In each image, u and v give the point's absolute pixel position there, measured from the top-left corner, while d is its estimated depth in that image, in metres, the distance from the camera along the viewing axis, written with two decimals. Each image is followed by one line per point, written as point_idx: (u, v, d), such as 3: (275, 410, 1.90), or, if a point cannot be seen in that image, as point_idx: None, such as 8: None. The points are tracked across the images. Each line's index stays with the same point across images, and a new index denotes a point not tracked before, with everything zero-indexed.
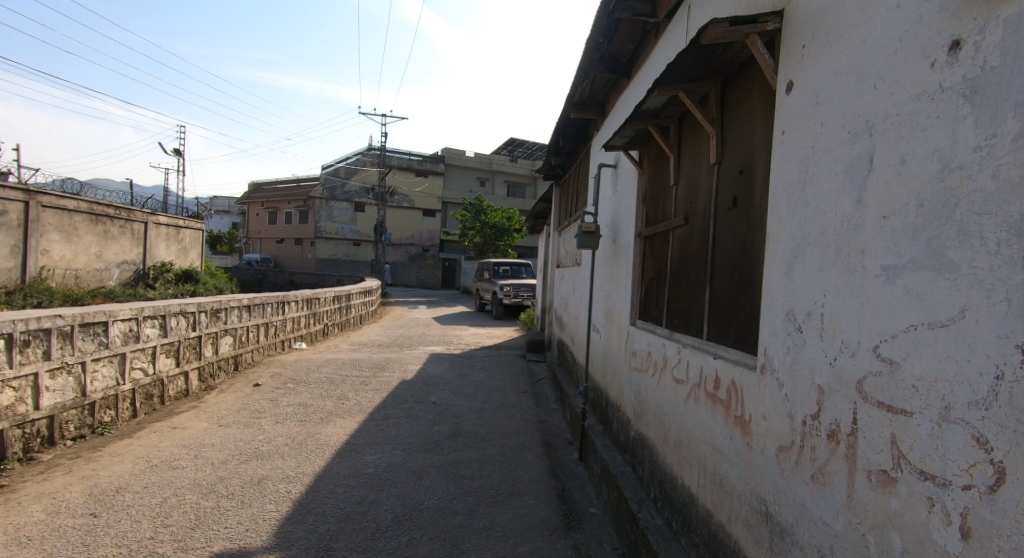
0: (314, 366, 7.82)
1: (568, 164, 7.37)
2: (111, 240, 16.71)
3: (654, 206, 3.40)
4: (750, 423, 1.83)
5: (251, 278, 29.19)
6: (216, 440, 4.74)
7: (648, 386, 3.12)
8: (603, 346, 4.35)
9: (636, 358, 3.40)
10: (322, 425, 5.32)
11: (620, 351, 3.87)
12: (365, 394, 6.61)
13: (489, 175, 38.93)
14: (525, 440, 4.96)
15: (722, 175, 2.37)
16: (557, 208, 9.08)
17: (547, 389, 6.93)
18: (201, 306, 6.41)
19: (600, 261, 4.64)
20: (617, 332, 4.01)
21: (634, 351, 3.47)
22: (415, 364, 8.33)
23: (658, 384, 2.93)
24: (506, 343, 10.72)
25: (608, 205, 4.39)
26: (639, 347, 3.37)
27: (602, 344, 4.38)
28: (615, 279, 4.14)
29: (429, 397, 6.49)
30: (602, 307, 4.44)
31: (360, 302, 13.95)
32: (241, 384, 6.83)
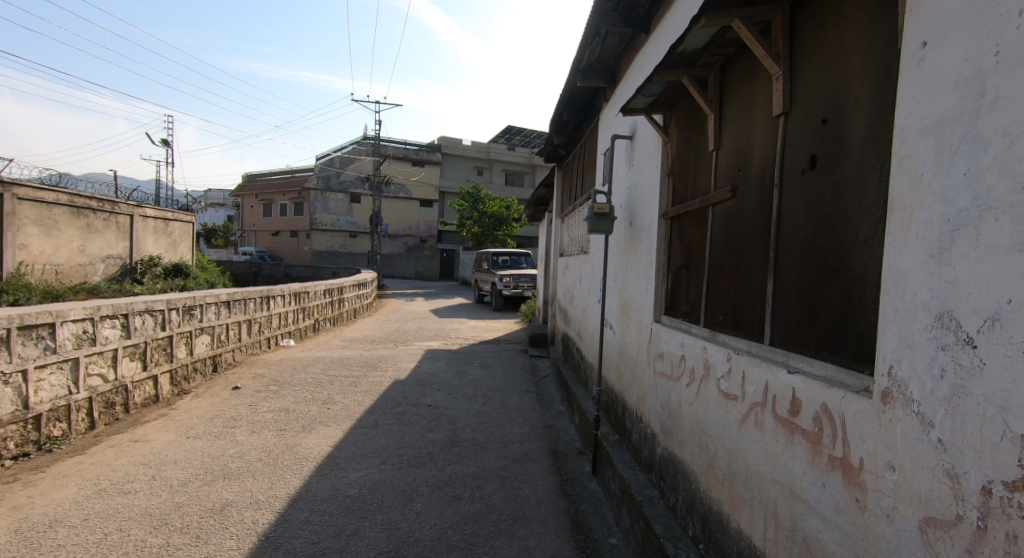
0: (300, 366, 7.27)
1: (572, 143, 6.78)
2: (95, 233, 16.13)
3: (683, 181, 2.84)
4: (867, 475, 1.32)
5: (246, 271, 28.62)
6: (180, 455, 4.20)
7: (680, 398, 2.58)
8: (619, 344, 3.81)
9: (663, 363, 2.86)
10: (302, 435, 4.77)
11: (640, 351, 3.33)
12: (354, 397, 6.06)
13: (486, 164, 38.17)
14: (530, 449, 4.43)
15: (790, 130, 1.80)
16: (560, 193, 8.49)
17: (553, 389, 6.38)
18: (171, 303, 5.85)
19: (614, 248, 4.09)
20: (636, 328, 3.45)
21: (659, 353, 2.93)
22: (410, 362, 7.77)
23: (694, 397, 2.39)
24: (507, 337, 10.17)
25: (622, 183, 3.82)
26: (667, 349, 2.82)
27: (617, 342, 3.84)
28: (632, 267, 3.58)
29: (423, 400, 5.94)
30: (616, 300, 3.88)
31: (353, 295, 13.37)
32: (219, 387, 6.29)
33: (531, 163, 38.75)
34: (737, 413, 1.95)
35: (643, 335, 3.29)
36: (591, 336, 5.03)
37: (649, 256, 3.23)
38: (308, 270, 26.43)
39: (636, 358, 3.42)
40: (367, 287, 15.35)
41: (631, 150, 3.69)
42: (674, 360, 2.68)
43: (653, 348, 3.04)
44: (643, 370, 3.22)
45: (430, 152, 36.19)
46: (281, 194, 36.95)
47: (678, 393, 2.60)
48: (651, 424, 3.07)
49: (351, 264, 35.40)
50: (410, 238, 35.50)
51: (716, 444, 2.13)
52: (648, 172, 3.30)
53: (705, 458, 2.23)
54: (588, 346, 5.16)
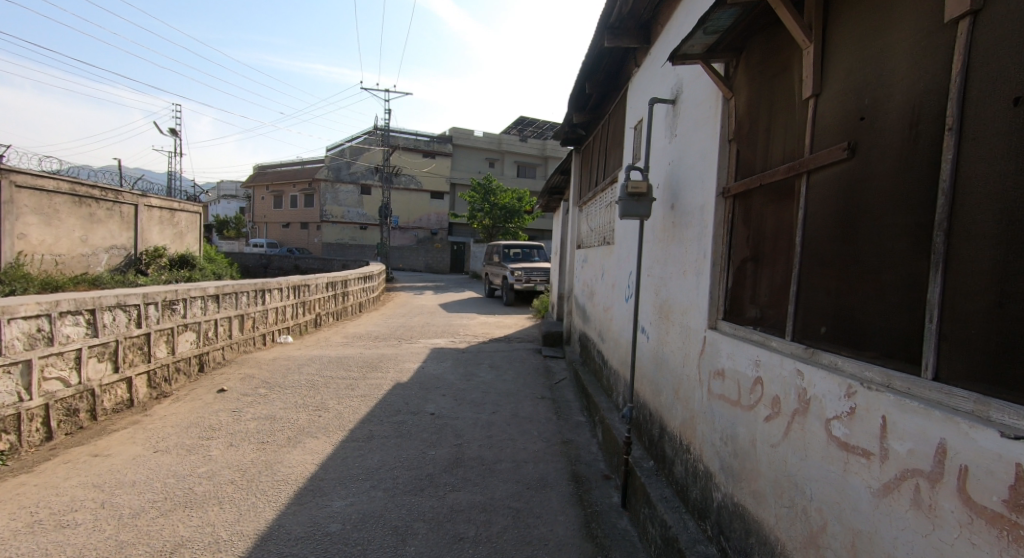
0: (294, 366, 6.70)
1: (593, 121, 6.14)
2: (97, 223, 15.73)
3: (752, 146, 2.18)
4: None
5: (256, 263, 28.29)
6: (140, 475, 3.62)
7: (750, 433, 1.94)
8: (656, 352, 3.17)
9: (721, 382, 2.23)
10: (285, 449, 4.18)
11: (685, 362, 2.70)
12: (350, 402, 5.46)
13: (499, 155, 37.46)
14: (546, 472, 3.80)
15: (979, 40, 1.15)
16: (578, 177, 7.85)
17: (570, 396, 5.74)
18: (149, 297, 5.30)
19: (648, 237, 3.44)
20: (679, 334, 2.82)
21: (715, 369, 2.29)
22: (413, 362, 7.17)
23: (774, 434, 1.76)
24: (519, 335, 9.54)
25: (661, 157, 3.16)
26: (727, 365, 2.18)
27: (654, 350, 3.20)
28: (673, 260, 2.94)
29: (425, 407, 5.33)
30: (653, 299, 3.24)
31: (358, 288, 12.80)
32: (202, 390, 5.72)
33: (544, 154, 37.95)
34: (867, 476, 1.32)
35: (689, 344, 2.66)
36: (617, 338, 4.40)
37: (698, 245, 2.59)
38: (317, 262, 25.95)
39: (679, 371, 2.79)
40: (374, 280, 14.79)
41: (673, 116, 3.03)
42: (740, 381, 2.05)
43: (707, 362, 2.40)
44: (691, 386, 2.58)
45: (441, 142, 35.56)
46: (291, 185, 36.53)
47: (747, 425, 1.96)
48: (701, 458, 2.43)
49: (361, 256, 34.95)
50: (421, 230, 34.95)
51: (818, 510, 1.50)
52: (698, 140, 2.65)
53: (797, 526, 1.60)
54: (614, 350, 4.53)
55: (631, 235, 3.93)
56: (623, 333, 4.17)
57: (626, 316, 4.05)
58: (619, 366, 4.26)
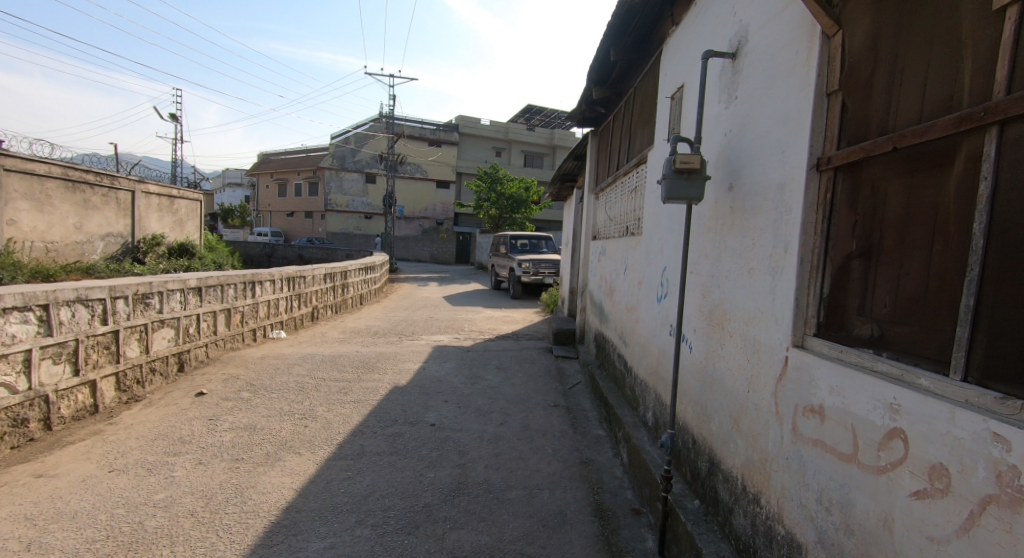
0: (283, 366, 6.15)
1: (614, 97, 5.53)
2: (92, 210, 15.22)
3: (869, 97, 1.60)
4: None
5: (259, 252, 27.80)
6: (85, 503, 3.06)
7: (873, 503, 1.40)
8: (703, 365, 2.62)
9: (809, 422, 1.68)
10: (262, 469, 3.61)
11: (747, 384, 2.14)
12: (341, 410, 4.91)
13: (506, 144, 36.75)
14: (565, 503, 3.24)
15: None
16: (593, 162, 7.25)
17: (587, 405, 5.16)
18: (119, 290, 4.75)
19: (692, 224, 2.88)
20: (737, 347, 2.25)
21: (800, 402, 1.73)
22: (413, 362, 6.61)
23: (932, 521, 1.23)
24: (527, 332, 8.96)
25: (714, 128, 2.57)
26: (821, 400, 1.62)
27: (700, 364, 2.65)
28: (730, 253, 2.38)
29: (424, 417, 4.75)
30: (700, 300, 2.68)
31: (358, 280, 12.22)
32: (179, 393, 5.16)
33: (552, 144, 37.21)
34: None
35: (753, 363, 2.10)
36: (646, 341, 3.84)
37: (770, 236, 2.01)
38: (320, 251, 25.40)
39: (737, 393, 2.24)
40: (376, 271, 14.21)
41: (731, 75, 2.43)
42: (850, 427, 1.48)
43: (785, 390, 1.84)
44: (757, 416, 2.03)
45: (447, 131, 34.92)
46: (295, 173, 35.96)
47: (868, 490, 1.42)
48: (774, 514, 1.88)
49: (365, 246, 34.44)
50: (426, 220, 34.36)
51: None
52: (773, 98, 2.03)
53: None
54: (641, 356, 3.99)
55: (669, 224, 3.35)
56: (655, 337, 3.61)
57: (660, 318, 3.48)
58: (649, 375, 3.71)
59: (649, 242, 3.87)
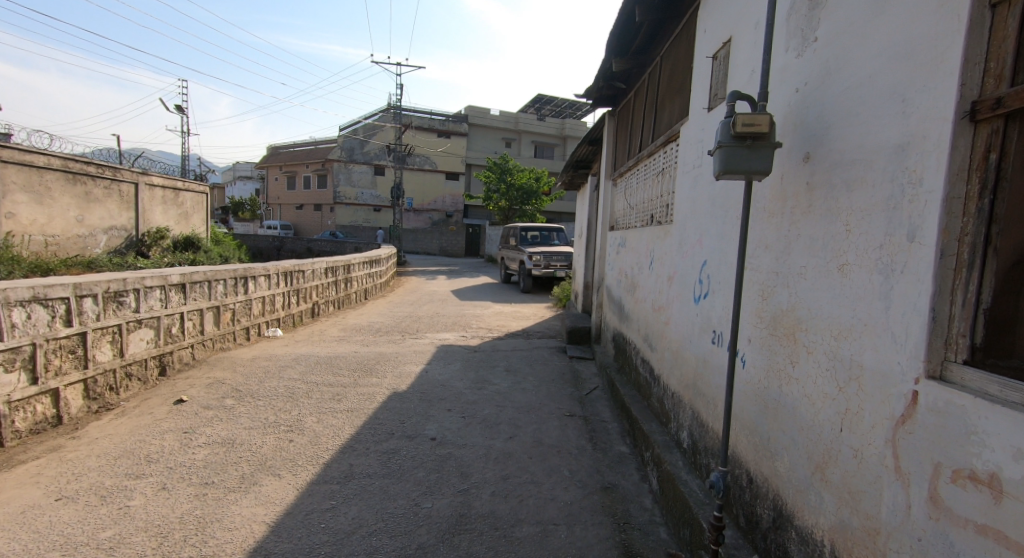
0: (275, 369, 5.67)
1: (636, 69, 4.97)
2: (94, 202, 14.85)
3: None
4: None
5: (268, 245, 27.52)
6: (16, 545, 2.59)
7: None
8: (759, 384, 2.11)
9: (961, 494, 1.19)
10: (233, 496, 3.12)
11: (831, 419, 1.63)
12: (333, 421, 4.41)
13: (515, 134, 36.14)
14: (587, 544, 2.72)
15: None
16: (611, 145, 6.68)
17: (606, 416, 4.64)
18: (85, 288, 4.27)
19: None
20: (815, 369, 1.74)
21: (940, 462, 1.24)
22: (415, 364, 6.11)
23: None
24: (538, 329, 8.44)
25: (781, 82, 2.01)
26: (988, 466, 1.13)
27: (755, 384, 2.14)
28: (804, 245, 1.85)
29: (424, 430, 4.25)
30: (755, 303, 2.16)
31: (362, 274, 11.73)
32: (157, 400, 4.68)
33: (562, 134, 36.56)
34: None
35: (842, 393, 1.59)
36: (679, 346, 3.33)
37: (875, 223, 1.48)
38: (328, 244, 24.99)
39: (814, 429, 1.73)
40: (382, 264, 13.72)
41: (805, 12, 1.88)
42: None
43: (905, 439, 1.33)
44: (852, 467, 1.52)
45: (456, 121, 34.37)
46: (303, 165, 35.56)
47: None
48: None
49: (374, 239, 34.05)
50: (435, 213, 33.90)
51: None
52: (886, 30, 1.48)
53: None
54: (672, 363, 3.48)
55: (712, 210, 2.83)
56: (691, 343, 3.09)
57: (699, 320, 2.96)
58: (683, 386, 3.19)
59: (684, 231, 3.35)
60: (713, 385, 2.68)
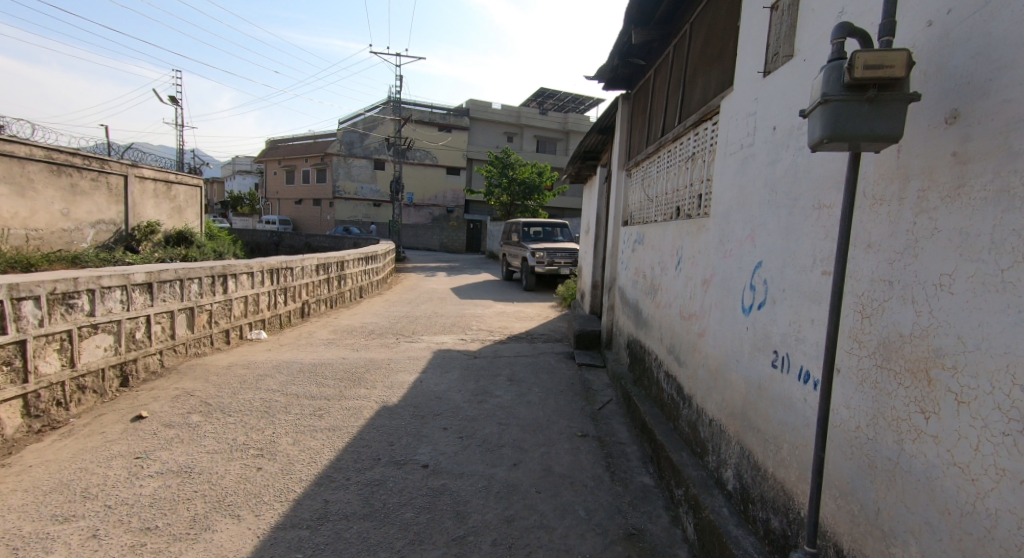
0: (253, 378, 5.11)
1: (660, 40, 4.38)
2: (81, 195, 14.26)
3: None
4: None
5: (266, 240, 26.98)
6: None
7: None
8: (855, 432, 1.59)
9: None
10: (176, 549, 2.56)
11: (1015, 509, 1.14)
12: (311, 442, 3.85)
13: (517, 129, 35.52)
14: None
15: None
16: (624, 131, 6.12)
17: (623, 437, 4.09)
18: (24, 289, 3.70)
19: (831, 197, 1.83)
20: (975, 429, 1.22)
21: None
22: (409, 373, 5.54)
23: None
24: (543, 332, 7.88)
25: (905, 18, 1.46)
26: None
27: (849, 431, 1.61)
28: (944, 246, 1.33)
29: (416, 456, 3.69)
30: (850, 320, 1.62)
31: (357, 271, 11.15)
32: (113, 416, 4.11)
33: (565, 128, 35.98)
34: None
35: None
36: (719, 363, 2.79)
37: None
38: (326, 239, 24.41)
39: (971, 515, 1.22)
40: (379, 260, 13.14)
41: None
42: None
43: None
44: None
45: (457, 115, 33.72)
46: (302, 159, 34.94)
47: None
48: None
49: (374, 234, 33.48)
50: (435, 208, 33.32)
51: None
52: None
53: None
54: (708, 382, 2.94)
55: (769, 200, 2.29)
56: (737, 362, 2.56)
57: (750, 335, 2.43)
58: (726, 413, 2.66)
59: (725, 226, 2.81)
60: (772, 419, 2.15)
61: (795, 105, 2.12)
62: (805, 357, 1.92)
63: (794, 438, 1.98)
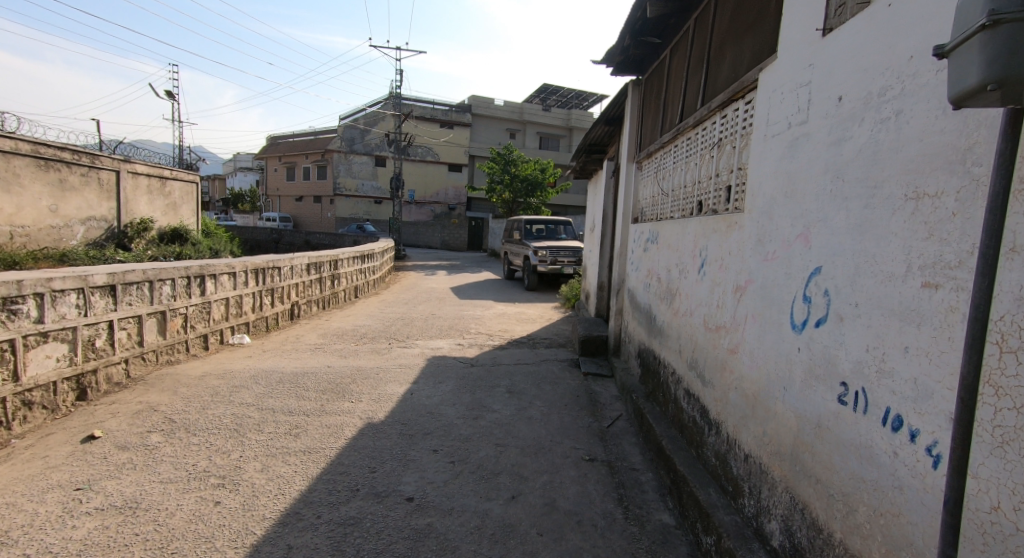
0: (226, 390, 4.64)
1: (680, 13, 3.91)
2: (70, 191, 13.76)
3: None
4: None
5: (266, 238, 26.55)
6: None
7: None
8: (992, 516, 1.22)
9: None
10: None
11: None
12: (282, 469, 3.39)
13: (519, 125, 34.97)
14: None
15: None
16: (634, 121, 5.64)
17: (637, 461, 3.63)
18: None
19: (934, 184, 1.36)
20: None
21: None
22: (400, 384, 5.07)
23: None
24: (545, 336, 7.41)
25: None
26: None
27: (980, 512, 1.24)
28: None
29: (400, 487, 3.22)
30: (985, 356, 1.25)
31: (351, 270, 10.66)
32: (61, 437, 3.64)
33: (568, 124, 35.44)
34: None
35: None
36: (758, 389, 2.33)
37: None
38: (327, 237, 23.97)
39: None
40: (376, 259, 12.66)
41: None
42: None
43: None
44: None
45: (459, 111, 33.22)
46: (302, 156, 34.47)
47: None
48: None
49: None
50: (437, 205, 32.83)
51: None
52: None
53: None
54: (744, 410, 2.48)
55: (831, 191, 1.83)
56: (783, 389, 2.10)
57: (802, 358, 1.97)
58: (768, 451, 2.20)
59: (765, 224, 2.35)
60: (839, 469, 1.69)
61: (871, 67, 1.65)
62: (892, 397, 1.45)
63: (875, 501, 1.51)
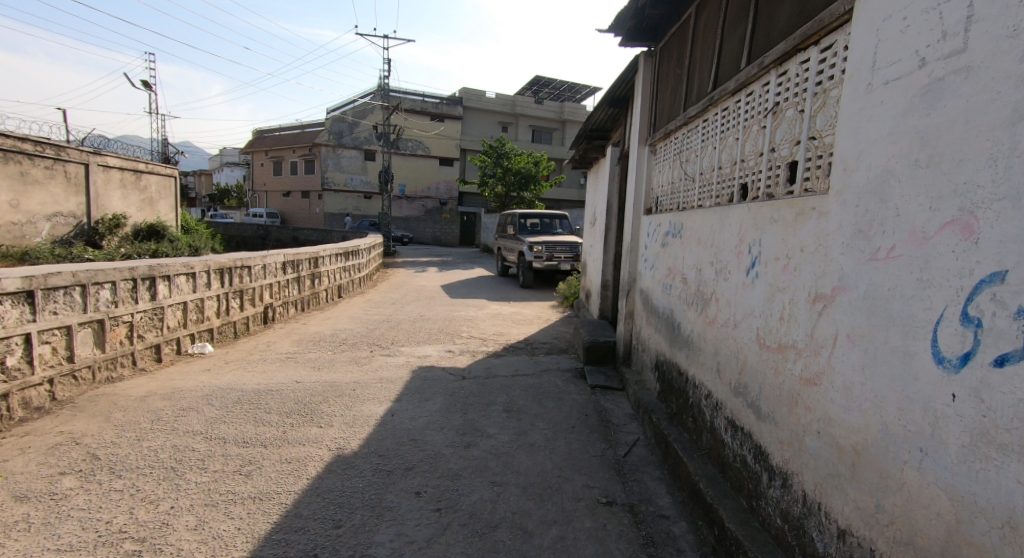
0: (170, 414, 3.90)
1: None
2: (33, 185, 12.80)
3: None
4: None
5: (252, 234, 25.58)
6: None
7: None
8: None
9: None
10: None
11: None
12: (221, 525, 2.68)
13: (511, 117, 34.09)
14: None
15: None
16: (646, 98, 4.95)
17: (666, 505, 2.97)
18: None
19: None
20: None
21: None
22: (379, 403, 4.35)
23: None
24: (544, 340, 6.72)
25: None
26: None
27: None
28: None
29: (370, 550, 2.53)
30: None
31: (334, 267, 9.87)
32: None
33: (561, 118, 34.69)
34: None
35: None
36: (862, 441, 1.67)
37: None
38: (314, 233, 23.10)
39: None
40: (361, 255, 11.90)
41: None
42: None
43: None
44: None
45: (451, 104, 32.35)
46: (289, 150, 33.51)
47: None
48: None
49: None
50: (428, 200, 31.98)
51: None
52: None
53: None
54: (833, 465, 1.82)
55: None
56: (917, 449, 1.45)
57: (962, 409, 1.32)
58: (888, 535, 1.55)
59: (870, 208, 1.69)
60: None
61: None
62: None
63: None
